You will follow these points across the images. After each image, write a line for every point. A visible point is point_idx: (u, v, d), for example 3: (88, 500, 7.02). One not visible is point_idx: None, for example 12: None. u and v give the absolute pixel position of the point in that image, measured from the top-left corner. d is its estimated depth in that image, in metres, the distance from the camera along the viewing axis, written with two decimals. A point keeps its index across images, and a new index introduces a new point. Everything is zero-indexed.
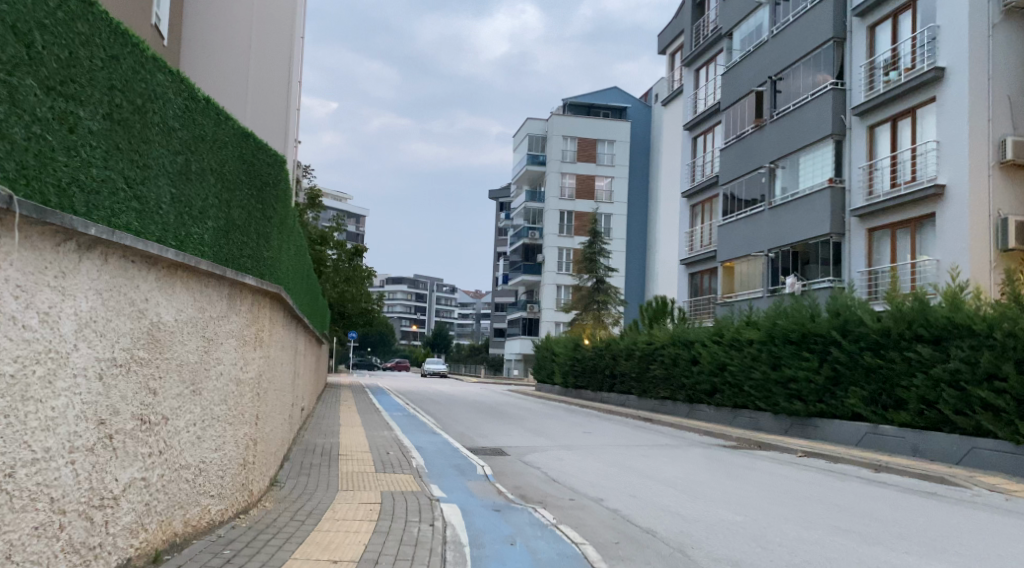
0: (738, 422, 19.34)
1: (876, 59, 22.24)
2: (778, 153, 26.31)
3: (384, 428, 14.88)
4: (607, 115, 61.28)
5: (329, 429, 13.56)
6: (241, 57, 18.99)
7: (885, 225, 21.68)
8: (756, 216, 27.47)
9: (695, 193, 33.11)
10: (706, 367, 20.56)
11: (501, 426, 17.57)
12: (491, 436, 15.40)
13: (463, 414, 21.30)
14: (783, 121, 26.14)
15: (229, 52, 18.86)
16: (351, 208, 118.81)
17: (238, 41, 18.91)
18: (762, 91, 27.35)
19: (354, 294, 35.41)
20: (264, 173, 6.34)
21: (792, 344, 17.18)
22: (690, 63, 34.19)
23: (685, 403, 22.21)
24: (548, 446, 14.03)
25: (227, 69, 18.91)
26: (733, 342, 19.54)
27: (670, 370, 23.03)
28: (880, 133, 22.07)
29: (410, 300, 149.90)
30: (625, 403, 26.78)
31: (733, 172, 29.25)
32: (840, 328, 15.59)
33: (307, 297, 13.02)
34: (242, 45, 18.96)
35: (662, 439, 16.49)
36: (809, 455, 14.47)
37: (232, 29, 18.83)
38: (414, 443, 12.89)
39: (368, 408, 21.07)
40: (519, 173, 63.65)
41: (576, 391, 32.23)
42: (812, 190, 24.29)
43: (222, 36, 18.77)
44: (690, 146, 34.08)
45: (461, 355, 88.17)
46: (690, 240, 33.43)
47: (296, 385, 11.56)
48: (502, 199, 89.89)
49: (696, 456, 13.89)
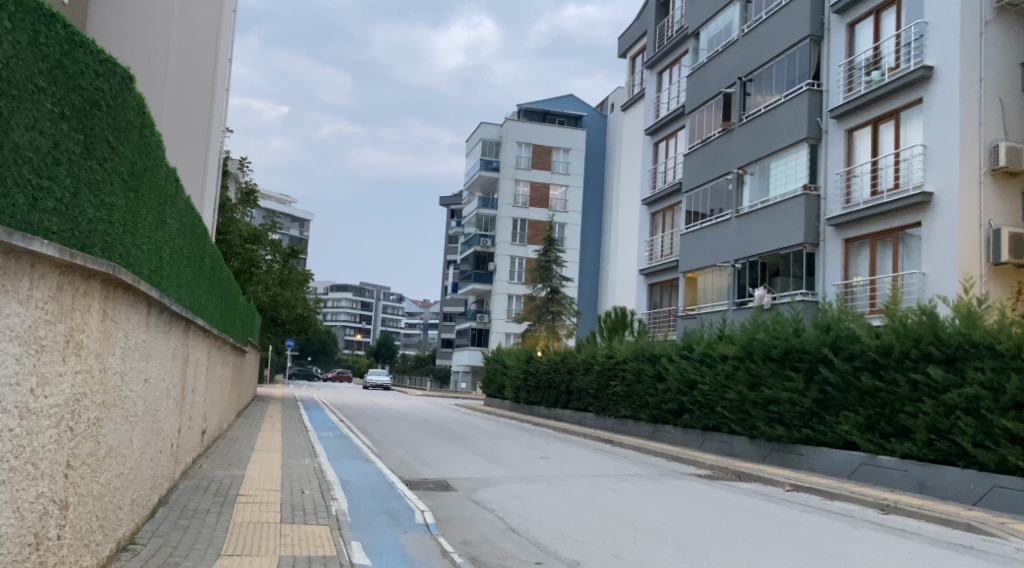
0: (708, 447, 17.53)
1: (856, 59, 20.84)
2: (746, 159, 24.78)
3: (309, 454, 12.59)
4: (563, 122, 59.84)
5: (238, 458, 11.20)
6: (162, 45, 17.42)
7: (864, 235, 20.19)
8: (723, 224, 25.88)
9: (655, 200, 31.50)
10: (674, 385, 18.74)
11: (447, 451, 15.39)
12: (436, 464, 13.23)
13: (404, 432, 19.02)
14: (753, 125, 24.62)
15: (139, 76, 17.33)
16: (296, 212, 115.22)
17: (150, 63, 17.35)
18: (731, 92, 25.85)
19: (288, 299, 32.94)
20: (94, 92, 4.07)
21: (772, 362, 15.44)
22: (653, 65, 32.67)
23: (648, 423, 20.38)
24: (504, 478, 11.93)
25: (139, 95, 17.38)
26: (705, 358, 17.75)
27: (632, 387, 21.15)
28: (858, 138, 20.67)
29: (356, 308, 146.26)
30: (581, 422, 24.82)
31: (698, 178, 27.65)
32: (830, 345, 13.87)
33: (211, 296, 10.71)
34: (156, 66, 17.42)
35: (631, 467, 14.53)
36: (797, 488, 12.68)
37: (142, 48, 17.26)
38: (340, 476, 10.61)
39: (296, 426, 18.69)
40: (470, 178, 61.54)
41: (528, 407, 30.21)
42: (783, 197, 22.76)
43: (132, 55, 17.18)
44: (651, 152, 32.46)
45: (406, 365, 85.33)
46: (650, 249, 31.78)
47: (190, 405, 9.23)
48: (454, 205, 87.88)
49: (674, 493, 11.96)
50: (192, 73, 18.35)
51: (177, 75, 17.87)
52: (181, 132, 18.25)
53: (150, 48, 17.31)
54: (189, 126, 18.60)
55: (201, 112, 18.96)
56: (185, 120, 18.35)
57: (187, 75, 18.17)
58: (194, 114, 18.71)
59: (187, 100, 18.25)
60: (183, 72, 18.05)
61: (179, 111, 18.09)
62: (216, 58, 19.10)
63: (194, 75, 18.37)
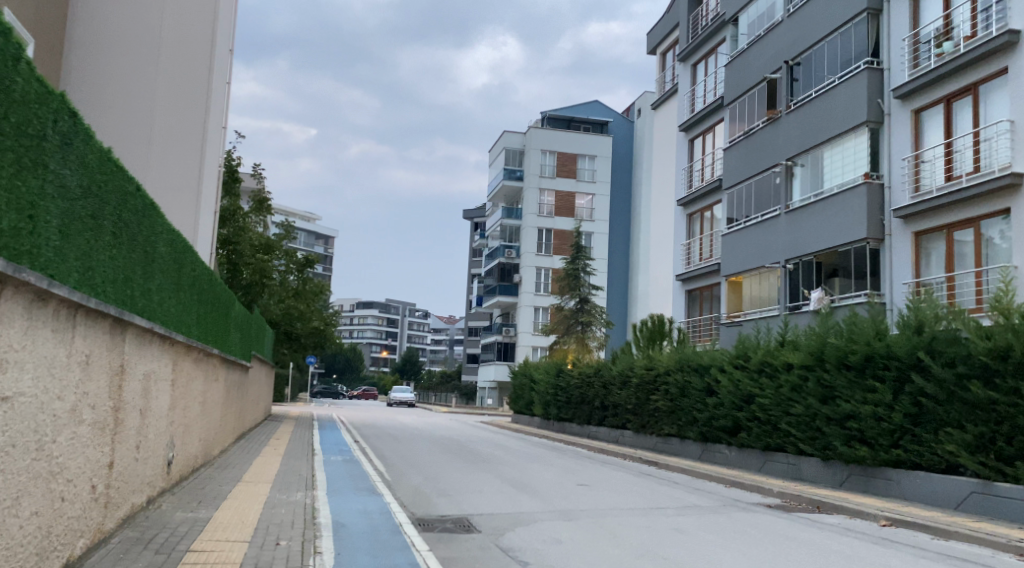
0: (768, 470, 15.26)
1: (923, 30, 18.57)
2: (796, 149, 22.51)
3: (304, 486, 10.52)
4: (588, 129, 57.87)
5: (213, 494, 9.14)
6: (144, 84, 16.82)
7: (937, 227, 17.82)
8: (771, 222, 23.58)
9: (691, 201, 29.30)
10: (727, 400, 16.49)
11: (470, 478, 13.29)
12: (456, 496, 11.14)
13: (423, 456, 16.93)
14: (801, 112, 22.36)
15: (129, 77, 16.75)
16: (320, 230, 114.66)
17: (140, 64, 16.85)
18: (777, 78, 23.68)
19: (302, 312, 31.13)
20: None
21: (848, 371, 13.16)
22: (686, 57, 30.56)
23: (697, 442, 18.10)
24: (539, 514, 9.77)
25: (128, 96, 16.73)
26: (764, 369, 15.49)
27: (676, 402, 18.94)
28: (928, 118, 18.36)
29: (381, 325, 144.83)
30: (619, 441, 22.59)
31: (740, 173, 25.43)
32: (925, 348, 11.59)
33: (177, 297, 8.75)
34: (147, 67, 16.86)
35: (687, 497, 12.26)
36: (898, 523, 10.35)
37: (132, 50, 16.80)
38: (333, 517, 8.51)
39: (302, 450, 16.66)
40: (494, 188, 59.76)
41: (559, 425, 28.01)
42: (840, 188, 20.49)
43: (120, 56, 16.60)
44: (686, 149, 30.28)
45: (432, 382, 83.29)
46: (687, 253, 29.52)
47: (137, 432, 7.21)
48: (477, 218, 86.20)
49: (746, 531, 9.67)
50: (188, 68, 17.27)
51: (170, 70, 17.07)
52: (173, 135, 16.99)
53: (140, 50, 16.85)
54: (181, 121, 17.08)
55: (198, 106, 17.31)
56: (179, 114, 17.07)
57: (182, 69, 17.22)
58: (188, 110, 17.22)
59: (183, 95, 17.16)
60: (176, 69, 17.15)
61: (172, 107, 17.01)
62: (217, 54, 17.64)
63: (190, 70, 17.28)
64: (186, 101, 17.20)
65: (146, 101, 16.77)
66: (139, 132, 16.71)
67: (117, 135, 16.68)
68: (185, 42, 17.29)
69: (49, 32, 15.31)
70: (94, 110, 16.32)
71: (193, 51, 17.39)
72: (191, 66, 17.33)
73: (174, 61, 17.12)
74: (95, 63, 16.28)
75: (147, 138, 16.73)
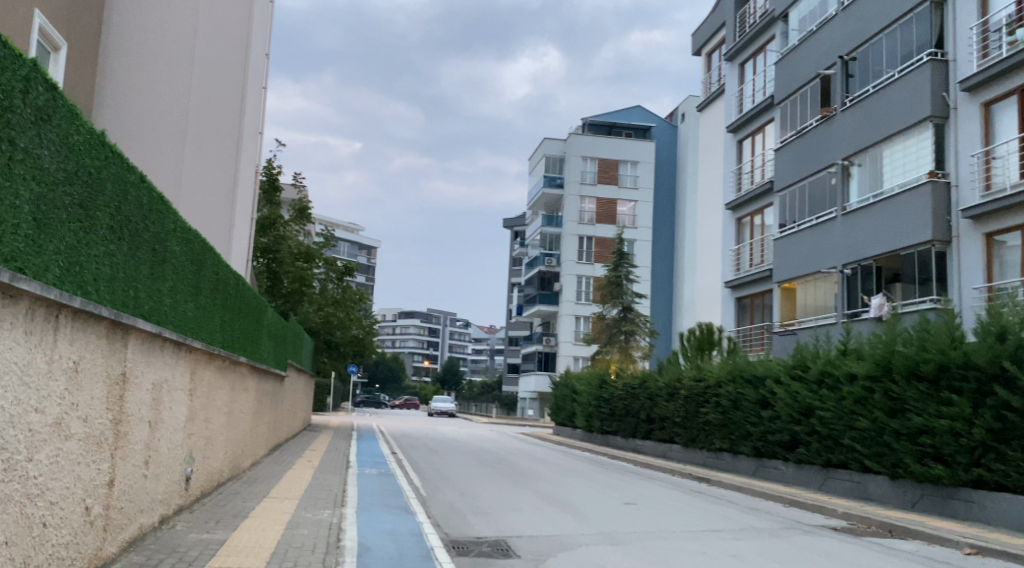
0: (830, 488, 14.20)
1: (992, 18, 17.36)
2: (853, 148, 21.35)
3: (332, 503, 9.89)
4: (630, 134, 56.93)
5: (234, 512, 8.54)
6: (180, 89, 16.62)
7: (1011, 227, 16.57)
8: (826, 225, 22.43)
9: (740, 204, 28.23)
10: (783, 413, 15.49)
11: (508, 494, 12.55)
12: (493, 515, 10.41)
13: (461, 470, 16.23)
14: (858, 109, 21.20)
15: (162, 81, 16.43)
16: (362, 240, 115.44)
17: (173, 69, 16.57)
18: (831, 74, 22.57)
19: (340, 319, 29.91)
20: None
21: (919, 381, 12.10)
22: (733, 56, 29.53)
23: (751, 458, 17.09)
24: (582, 538, 8.97)
25: (161, 101, 16.43)
26: (825, 379, 14.47)
27: (728, 414, 17.96)
28: (999, 111, 17.13)
29: (422, 335, 145.02)
30: (666, 455, 21.61)
31: (793, 174, 24.33)
32: (1009, 357, 10.51)
33: (196, 301, 8.18)
34: (180, 72, 16.65)
35: (745, 519, 11.30)
36: (985, 551, 9.28)
37: (164, 53, 16.47)
38: (359, 539, 7.83)
39: (336, 462, 16.10)
40: (534, 196, 59.15)
41: (603, 437, 27.10)
42: (902, 188, 19.30)
43: (154, 60, 16.22)
44: (735, 151, 29.23)
45: (473, 392, 82.70)
46: (736, 258, 28.43)
47: (146, 448, 6.62)
48: (518, 227, 85.66)
49: (813, 559, 8.71)
50: (219, 76, 17.40)
51: (203, 77, 16.98)
52: (207, 141, 16.98)
53: (172, 54, 16.55)
54: (213, 128, 17.19)
55: (228, 115, 17.69)
56: (210, 121, 17.14)
57: (214, 76, 17.23)
58: (220, 118, 17.38)
59: (216, 103, 17.25)
60: (208, 74, 17.09)
61: (204, 113, 16.92)
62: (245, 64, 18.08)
63: (220, 77, 17.43)
64: (219, 108, 17.33)
65: (179, 106, 16.54)
66: (173, 137, 16.46)
67: (148, 141, 16.35)
68: (215, 48, 17.27)
69: (83, 36, 14.55)
70: (130, 114, 15.94)
71: (223, 58, 17.51)
72: (222, 74, 17.52)
73: (206, 67, 17.07)
74: (130, 66, 15.77)
75: (180, 144, 16.50)
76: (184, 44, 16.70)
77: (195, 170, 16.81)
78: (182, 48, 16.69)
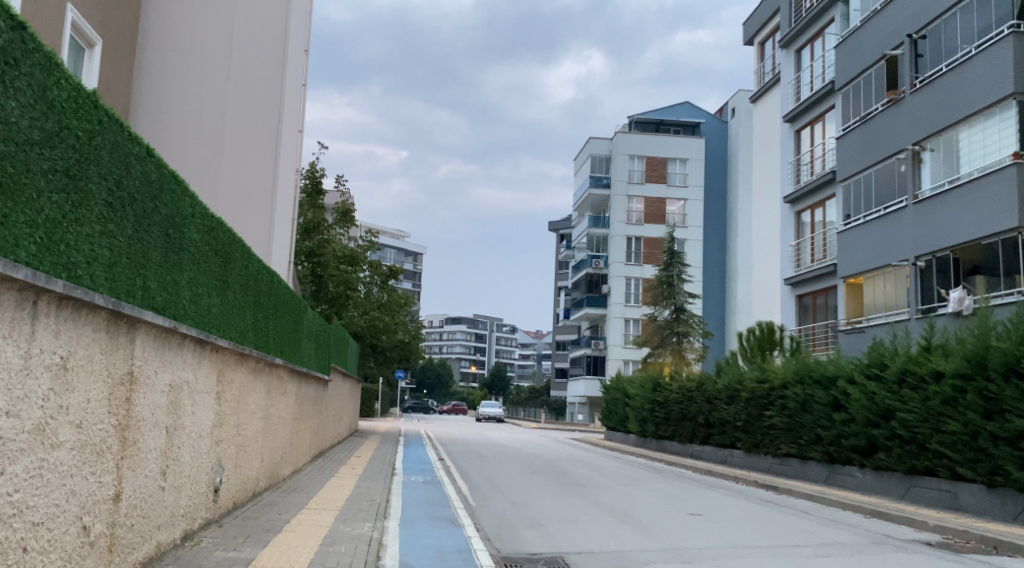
0: (914, 497, 12.98)
1: None
2: (924, 132, 19.95)
3: (375, 515, 9.16)
4: (678, 132, 55.58)
5: (267, 526, 7.84)
6: (218, 86, 16.20)
7: None
8: (896, 215, 21.05)
9: (800, 197, 26.93)
10: (859, 415, 14.29)
11: (563, 504, 11.69)
12: (548, 527, 9.56)
13: (512, 477, 15.41)
14: (929, 90, 19.81)
15: (199, 80, 16.04)
16: (408, 247, 115.85)
17: (211, 67, 16.19)
18: (897, 54, 21.21)
19: (387, 324, 29.41)
20: None
21: (1019, 379, 10.87)
22: (789, 43, 28.22)
23: (822, 464, 15.91)
24: (648, 556, 8.03)
25: (200, 99, 16.06)
26: (907, 378, 13.27)
27: (795, 417, 16.81)
28: None
29: (469, 341, 144.81)
30: (727, 461, 20.49)
31: (857, 163, 22.97)
32: None
33: (222, 296, 7.51)
34: (218, 69, 16.23)
35: (826, 533, 10.20)
36: None
37: (201, 51, 16.10)
38: (401, 558, 7.04)
39: (382, 469, 15.44)
40: (579, 198, 58.24)
41: (658, 442, 26.04)
42: (981, 172, 17.90)
43: (191, 58, 15.89)
44: (792, 141, 27.92)
45: (521, 397, 81.76)
46: (796, 254, 27.09)
47: (162, 457, 5.93)
48: (563, 230, 84.66)
49: None
50: (259, 75, 16.82)
51: (241, 75, 16.51)
52: (245, 141, 16.46)
53: (211, 53, 16.18)
54: (253, 127, 16.61)
55: (268, 113, 16.89)
56: (249, 119, 16.58)
57: (253, 73, 16.70)
58: (260, 116, 16.71)
59: (255, 102, 16.65)
60: (247, 71, 16.61)
61: (242, 112, 16.51)
62: (288, 61, 17.31)
63: (261, 75, 16.80)
64: (258, 106, 16.69)
65: (217, 105, 16.16)
66: (212, 136, 16.08)
67: (186, 140, 15.94)
68: (253, 46, 16.77)
69: (119, 33, 14.19)
70: (168, 113, 15.59)
71: (263, 55, 16.88)
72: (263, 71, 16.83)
73: (245, 66, 16.59)
74: (167, 64, 15.46)
75: (218, 142, 16.12)
76: (221, 42, 16.29)
77: (233, 170, 16.30)
78: (220, 46, 16.29)
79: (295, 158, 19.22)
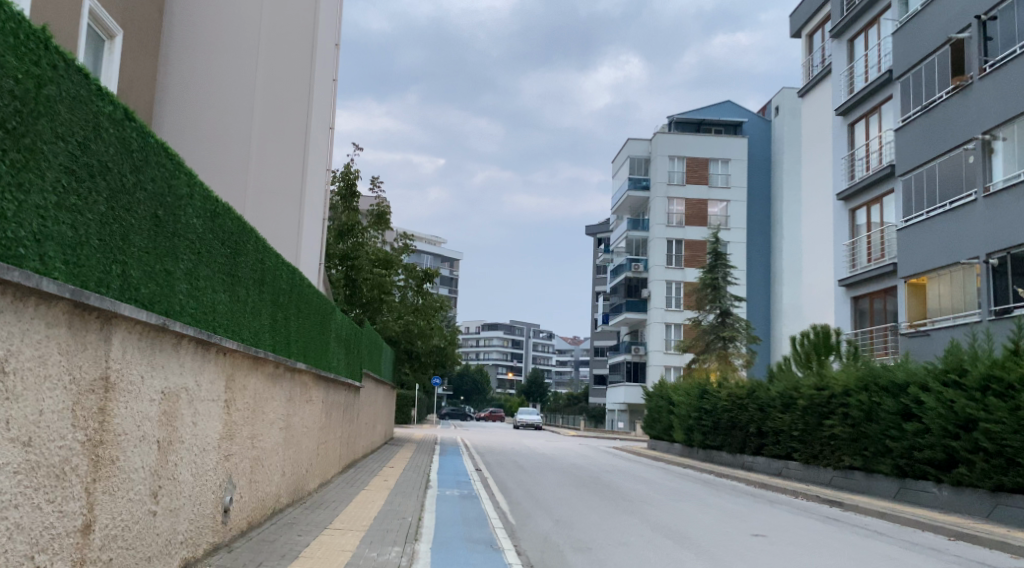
0: (1000, 517, 11.69)
1: None
2: (995, 119, 18.53)
3: (404, 537, 8.25)
4: (719, 131, 54.14)
5: (282, 551, 6.95)
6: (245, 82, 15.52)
7: None
8: (964, 209, 19.63)
9: (855, 194, 25.52)
10: (934, 425, 13.02)
11: (612, 522, 10.65)
12: (598, 552, 8.55)
13: (554, 490, 14.44)
14: (1000, 75, 18.39)
15: (225, 77, 15.38)
16: (444, 253, 115.46)
17: (238, 62, 15.52)
18: (963, 38, 19.84)
19: (422, 329, 28.83)
20: None
21: None
22: (841, 33, 26.83)
23: (891, 478, 14.64)
24: None
25: (226, 96, 15.39)
26: (990, 385, 12.00)
27: (859, 426, 15.54)
28: None
29: (506, 347, 143.97)
30: (782, 473, 19.25)
31: (919, 155, 21.55)
32: None
33: (231, 292, 6.65)
34: (244, 65, 15.53)
35: (910, 559, 9.05)
36: None
37: (228, 46, 15.51)
38: None
39: (416, 481, 14.58)
40: (618, 200, 57.01)
41: (705, 452, 24.83)
42: None
43: (217, 54, 15.30)
44: (846, 135, 26.52)
45: (559, 404, 80.57)
46: (851, 254, 25.69)
47: (153, 476, 5.08)
48: (601, 234, 83.40)
49: None
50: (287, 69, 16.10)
51: (269, 71, 15.86)
52: (273, 139, 15.78)
53: (237, 47, 15.52)
54: (281, 123, 15.94)
55: (297, 110, 16.14)
56: (278, 115, 15.93)
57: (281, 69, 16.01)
58: (287, 113, 16.03)
59: (283, 99, 15.97)
60: (275, 67, 15.94)
61: (270, 109, 15.83)
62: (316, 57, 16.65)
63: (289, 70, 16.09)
64: (286, 103, 16.00)
65: (244, 102, 15.48)
66: (239, 133, 15.40)
67: (213, 137, 15.22)
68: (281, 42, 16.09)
69: (143, 26, 13.54)
70: (194, 110, 14.86)
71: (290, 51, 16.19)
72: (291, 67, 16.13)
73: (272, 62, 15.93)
74: (193, 59, 14.81)
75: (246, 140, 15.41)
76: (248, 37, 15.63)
77: (262, 170, 15.60)
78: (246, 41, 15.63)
79: (324, 156, 18.59)
